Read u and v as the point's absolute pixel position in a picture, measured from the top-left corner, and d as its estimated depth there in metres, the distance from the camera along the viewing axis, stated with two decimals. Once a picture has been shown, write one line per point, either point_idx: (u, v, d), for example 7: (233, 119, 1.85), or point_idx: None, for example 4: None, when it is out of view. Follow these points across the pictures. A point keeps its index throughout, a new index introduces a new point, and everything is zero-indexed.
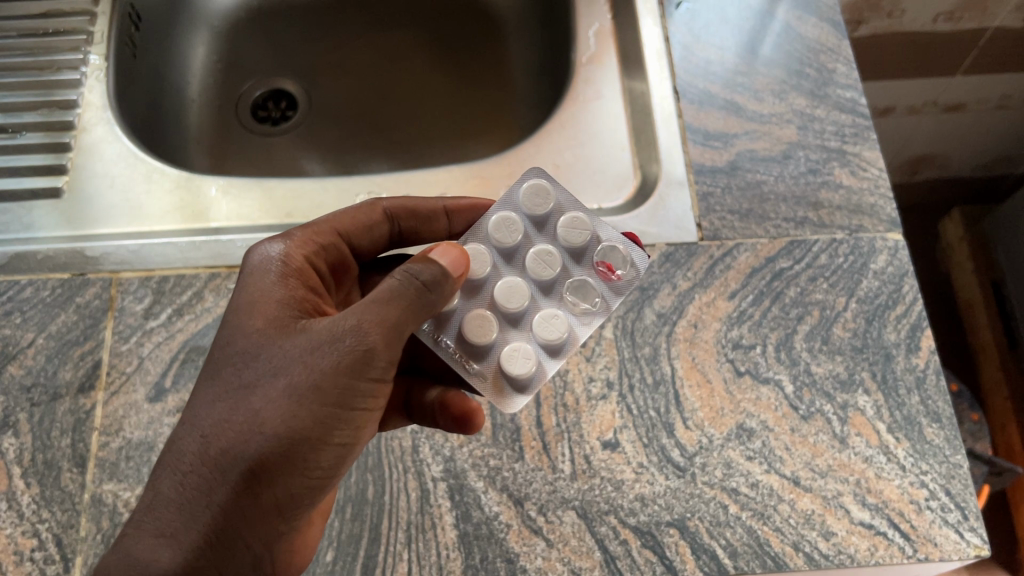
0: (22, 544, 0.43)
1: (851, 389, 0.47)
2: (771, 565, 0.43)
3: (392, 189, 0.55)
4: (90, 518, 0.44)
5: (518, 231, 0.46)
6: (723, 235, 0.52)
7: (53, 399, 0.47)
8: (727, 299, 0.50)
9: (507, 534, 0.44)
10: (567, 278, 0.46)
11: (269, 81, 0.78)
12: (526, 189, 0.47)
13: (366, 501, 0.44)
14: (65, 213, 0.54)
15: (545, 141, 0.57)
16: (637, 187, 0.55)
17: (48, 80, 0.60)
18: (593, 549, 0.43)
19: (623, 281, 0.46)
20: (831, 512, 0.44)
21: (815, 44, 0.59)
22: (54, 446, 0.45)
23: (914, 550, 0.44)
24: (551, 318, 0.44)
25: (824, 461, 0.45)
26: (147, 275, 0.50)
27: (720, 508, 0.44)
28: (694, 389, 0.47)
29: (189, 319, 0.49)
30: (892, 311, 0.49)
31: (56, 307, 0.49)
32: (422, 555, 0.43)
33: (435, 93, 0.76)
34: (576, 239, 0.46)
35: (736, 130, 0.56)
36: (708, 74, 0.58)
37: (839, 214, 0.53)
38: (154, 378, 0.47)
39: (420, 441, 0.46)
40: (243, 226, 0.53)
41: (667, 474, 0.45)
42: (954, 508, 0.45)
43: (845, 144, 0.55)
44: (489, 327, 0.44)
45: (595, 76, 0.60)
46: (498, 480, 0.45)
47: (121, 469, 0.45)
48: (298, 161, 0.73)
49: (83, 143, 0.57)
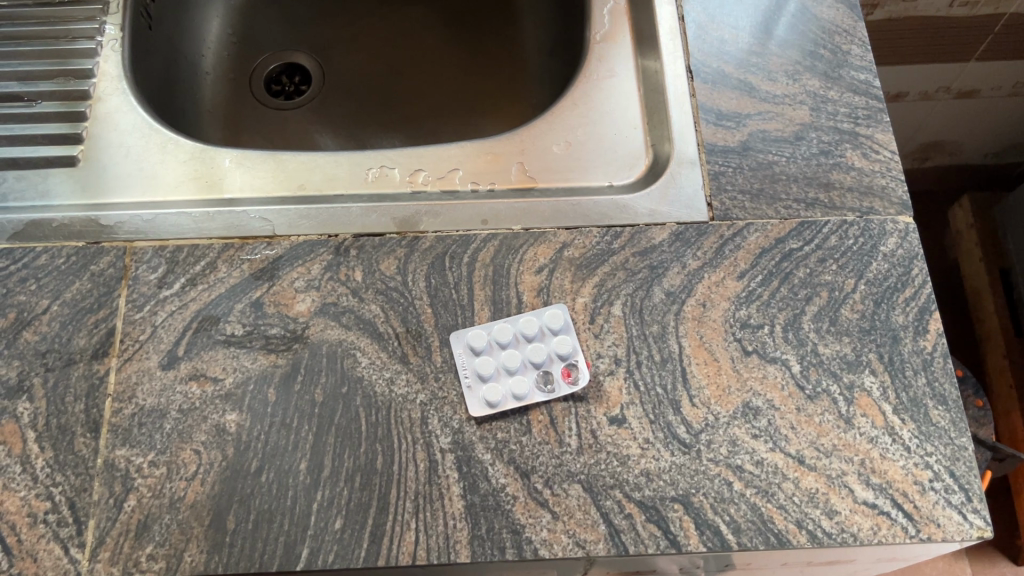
0: (35, 506, 0.44)
1: (858, 369, 0.47)
2: (775, 541, 0.43)
3: (405, 165, 0.55)
4: (103, 482, 0.44)
5: (535, 323, 0.48)
6: (734, 215, 0.52)
7: (67, 364, 0.47)
8: (736, 278, 0.50)
9: (514, 505, 0.44)
10: (529, 366, 0.47)
11: (284, 54, 0.79)
12: (552, 310, 0.49)
13: (375, 471, 0.45)
14: (80, 181, 0.54)
15: (557, 119, 0.57)
16: (648, 166, 0.55)
17: (65, 50, 0.60)
18: (597, 523, 0.44)
19: (570, 387, 0.47)
20: (834, 492, 0.44)
21: (830, 26, 0.59)
22: (68, 411, 0.46)
23: (916, 530, 0.44)
24: (521, 380, 0.47)
25: (830, 441, 0.46)
26: (161, 245, 0.51)
27: (725, 485, 0.45)
28: (702, 367, 0.47)
29: (203, 289, 0.49)
30: (901, 293, 0.50)
31: (71, 275, 0.50)
32: (430, 524, 0.44)
33: (448, 70, 0.76)
34: (563, 349, 0.47)
35: (749, 110, 0.56)
36: (722, 53, 0.58)
37: (850, 196, 0.53)
38: (167, 346, 0.48)
39: (429, 413, 0.46)
40: (257, 197, 0.54)
41: (674, 450, 0.45)
42: (958, 489, 0.45)
43: (858, 126, 0.55)
44: (492, 388, 0.46)
45: (609, 54, 0.60)
46: (505, 452, 0.45)
47: (134, 435, 0.45)
48: (312, 136, 0.74)
49: (97, 113, 0.57)
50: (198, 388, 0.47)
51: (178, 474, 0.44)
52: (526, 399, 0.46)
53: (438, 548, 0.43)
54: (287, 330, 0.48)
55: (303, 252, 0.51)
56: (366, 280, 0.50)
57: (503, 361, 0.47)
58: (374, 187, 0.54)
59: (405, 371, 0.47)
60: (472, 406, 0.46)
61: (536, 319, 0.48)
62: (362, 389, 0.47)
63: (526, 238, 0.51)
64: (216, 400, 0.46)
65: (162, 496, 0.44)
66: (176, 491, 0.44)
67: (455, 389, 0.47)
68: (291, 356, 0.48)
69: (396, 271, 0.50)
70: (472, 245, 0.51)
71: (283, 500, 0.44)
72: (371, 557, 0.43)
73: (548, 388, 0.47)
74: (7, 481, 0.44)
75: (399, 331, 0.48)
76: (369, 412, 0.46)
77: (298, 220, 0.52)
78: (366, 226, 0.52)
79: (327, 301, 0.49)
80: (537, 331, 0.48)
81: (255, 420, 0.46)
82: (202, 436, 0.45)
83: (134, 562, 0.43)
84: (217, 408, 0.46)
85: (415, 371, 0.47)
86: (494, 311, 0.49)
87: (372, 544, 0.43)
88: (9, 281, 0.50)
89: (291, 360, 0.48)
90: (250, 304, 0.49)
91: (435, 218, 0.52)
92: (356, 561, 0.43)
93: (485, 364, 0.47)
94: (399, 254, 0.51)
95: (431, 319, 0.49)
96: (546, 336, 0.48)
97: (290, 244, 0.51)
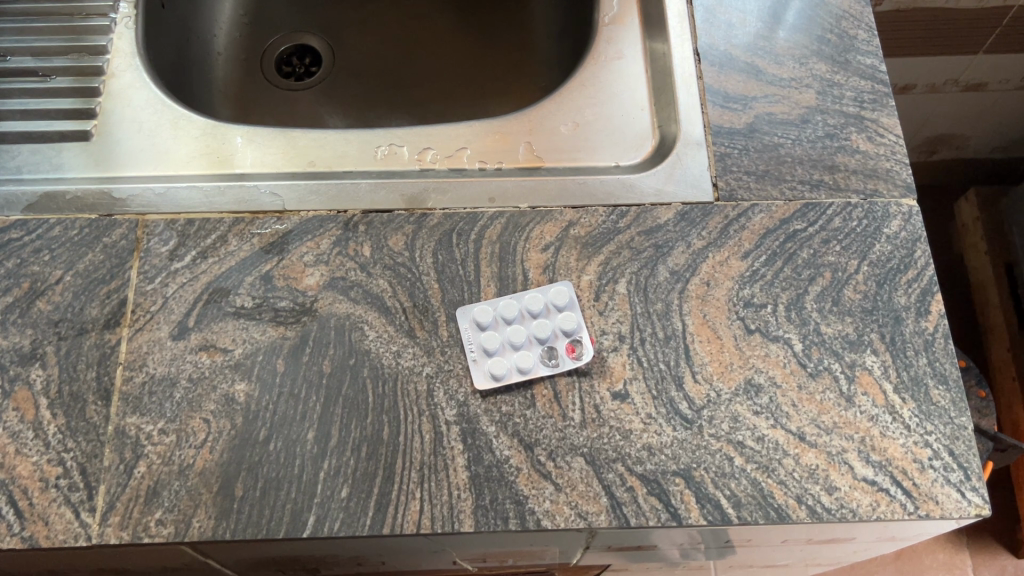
0: (47, 472, 0.44)
1: (859, 349, 0.48)
2: (774, 515, 0.44)
3: (414, 143, 0.56)
4: (114, 449, 0.45)
5: (541, 300, 0.49)
6: (739, 196, 0.52)
7: (79, 333, 0.48)
8: (740, 258, 0.50)
9: (517, 477, 0.45)
10: (534, 343, 0.48)
11: (295, 36, 0.79)
12: (558, 288, 0.49)
13: (381, 441, 0.45)
14: (93, 155, 0.55)
15: (565, 99, 0.58)
16: (655, 147, 0.56)
17: (79, 27, 0.61)
18: (600, 495, 0.44)
19: (574, 363, 0.47)
20: (835, 468, 0.45)
21: (838, 11, 0.60)
22: (80, 379, 0.47)
23: (915, 506, 0.44)
24: (526, 355, 0.47)
25: (830, 418, 0.46)
26: (173, 218, 0.52)
27: (726, 460, 0.45)
28: (705, 345, 0.48)
29: (213, 261, 0.50)
30: (904, 275, 0.50)
31: (84, 246, 0.50)
32: (434, 494, 0.44)
33: (457, 53, 0.77)
34: (568, 326, 0.48)
35: (756, 93, 0.56)
36: (730, 37, 0.58)
37: (854, 179, 0.53)
38: (177, 318, 0.48)
39: (434, 386, 0.47)
40: (267, 173, 0.54)
41: (676, 425, 0.46)
42: (957, 467, 0.45)
43: (864, 110, 0.55)
44: (498, 363, 0.47)
45: (617, 36, 0.61)
46: (510, 425, 0.46)
47: (144, 403, 0.46)
48: (321, 117, 0.74)
49: (111, 89, 0.58)
50: (208, 358, 0.47)
51: (187, 442, 0.45)
52: (531, 374, 0.47)
53: (442, 518, 0.44)
54: (295, 303, 0.49)
55: (312, 227, 0.51)
56: (374, 255, 0.51)
57: (509, 338, 0.48)
58: (382, 164, 0.55)
59: (412, 345, 0.48)
60: (480, 380, 0.47)
61: (542, 297, 0.49)
62: (369, 361, 0.47)
63: (533, 216, 0.52)
64: (225, 370, 0.47)
65: (171, 463, 0.45)
66: (185, 458, 0.45)
67: (461, 362, 0.47)
68: (300, 329, 0.48)
69: (404, 247, 0.51)
70: (480, 222, 0.52)
71: (291, 469, 0.45)
72: (376, 525, 0.44)
73: (552, 364, 0.47)
74: (20, 446, 0.45)
75: (406, 306, 0.49)
76: (376, 383, 0.47)
77: (308, 195, 0.53)
78: (375, 203, 0.53)
79: (335, 275, 0.50)
80: (543, 308, 0.49)
81: (263, 390, 0.47)
82: (211, 405, 0.46)
83: (144, 526, 0.43)
84: (227, 377, 0.47)
85: (421, 345, 0.48)
86: (500, 288, 0.50)
87: (378, 512, 0.44)
88: (24, 251, 0.50)
89: (300, 332, 0.48)
90: (260, 277, 0.50)
91: (442, 195, 0.53)
92: (361, 529, 0.43)
93: (491, 340, 0.48)
94: (407, 231, 0.51)
95: (438, 295, 0.49)
96: (551, 314, 0.49)
97: (300, 219, 0.52)
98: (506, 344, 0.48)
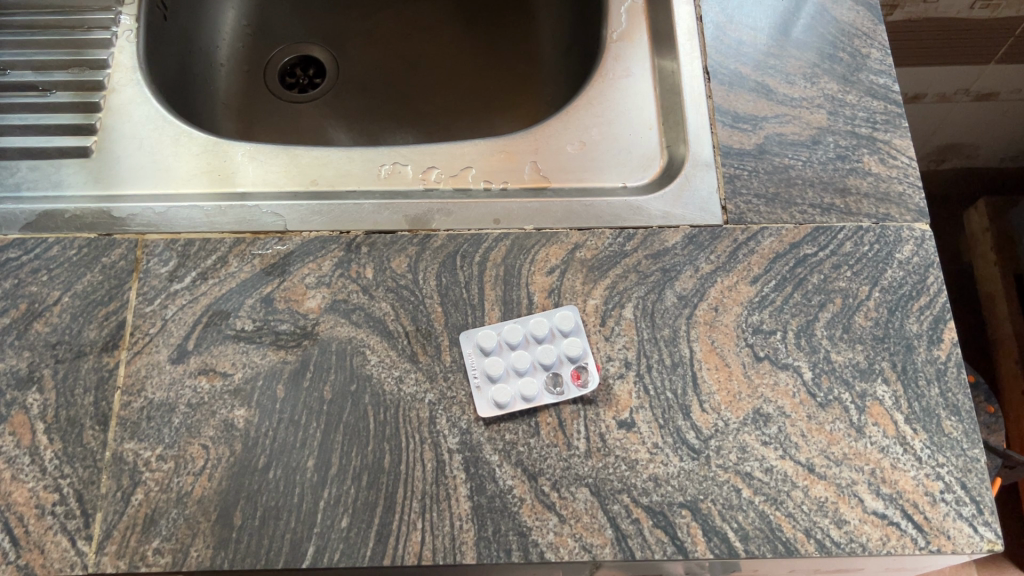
0: (43, 498, 0.44)
1: (870, 378, 0.47)
2: (782, 549, 0.43)
3: (419, 162, 0.55)
4: (111, 475, 0.44)
5: (546, 326, 0.48)
6: (748, 219, 0.52)
7: (77, 356, 0.47)
8: (749, 283, 0.49)
9: (521, 508, 0.44)
10: (540, 370, 0.47)
11: (298, 46, 0.78)
12: (564, 314, 0.48)
13: (382, 470, 0.45)
14: (92, 172, 0.54)
15: (571, 118, 0.57)
16: (663, 168, 0.55)
17: (79, 40, 0.60)
18: (605, 527, 0.44)
19: (579, 390, 0.46)
20: (844, 501, 0.44)
21: (850, 28, 0.59)
22: (77, 403, 0.46)
23: (926, 541, 0.43)
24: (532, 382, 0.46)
25: (840, 449, 0.45)
26: (172, 238, 0.51)
27: (733, 492, 0.44)
28: (712, 372, 0.47)
29: (213, 283, 0.49)
30: (915, 302, 0.49)
31: (83, 267, 0.50)
32: (436, 525, 0.43)
33: (462, 65, 0.76)
34: (574, 353, 0.47)
35: (766, 113, 0.55)
36: (740, 54, 0.57)
37: (866, 202, 0.52)
38: (176, 341, 0.48)
39: (437, 413, 0.46)
40: (269, 192, 0.54)
41: (682, 455, 0.45)
42: (970, 501, 0.44)
43: (876, 131, 0.54)
44: (504, 391, 0.46)
45: (625, 53, 0.60)
46: (513, 454, 0.45)
47: (142, 429, 0.45)
48: (325, 131, 0.74)
49: (111, 104, 0.57)
50: (207, 383, 0.47)
51: (185, 469, 0.44)
52: (537, 402, 0.46)
53: (445, 549, 0.43)
54: (297, 326, 0.48)
55: (314, 248, 0.51)
56: (376, 278, 0.50)
57: (514, 364, 0.47)
58: (386, 184, 0.54)
59: (414, 370, 0.47)
60: (487, 408, 0.46)
61: (547, 324, 0.48)
62: (371, 387, 0.47)
63: (538, 238, 0.51)
64: (225, 396, 0.46)
65: (169, 491, 0.44)
66: (184, 486, 0.44)
67: (464, 389, 0.47)
68: (300, 353, 0.48)
69: (407, 269, 0.50)
70: (484, 244, 0.51)
71: (290, 498, 0.44)
72: (377, 556, 0.43)
73: (558, 392, 0.46)
74: (16, 472, 0.44)
75: (409, 330, 0.48)
76: (378, 410, 0.46)
77: (310, 216, 0.52)
78: (378, 224, 0.52)
79: (337, 298, 0.49)
80: (549, 334, 0.48)
81: (263, 416, 0.46)
82: (210, 431, 0.45)
83: (141, 556, 0.43)
84: (226, 403, 0.46)
85: (424, 370, 0.47)
86: (504, 312, 0.49)
87: (379, 543, 0.43)
88: (21, 272, 0.50)
89: (300, 356, 0.47)
90: (261, 299, 0.49)
91: (446, 216, 0.52)
92: (362, 560, 0.43)
93: (497, 366, 0.47)
94: (410, 252, 0.51)
95: (441, 319, 0.49)
96: (555, 341, 0.48)
97: (302, 240, 0.51)
98: (511, 371, 0.47)
